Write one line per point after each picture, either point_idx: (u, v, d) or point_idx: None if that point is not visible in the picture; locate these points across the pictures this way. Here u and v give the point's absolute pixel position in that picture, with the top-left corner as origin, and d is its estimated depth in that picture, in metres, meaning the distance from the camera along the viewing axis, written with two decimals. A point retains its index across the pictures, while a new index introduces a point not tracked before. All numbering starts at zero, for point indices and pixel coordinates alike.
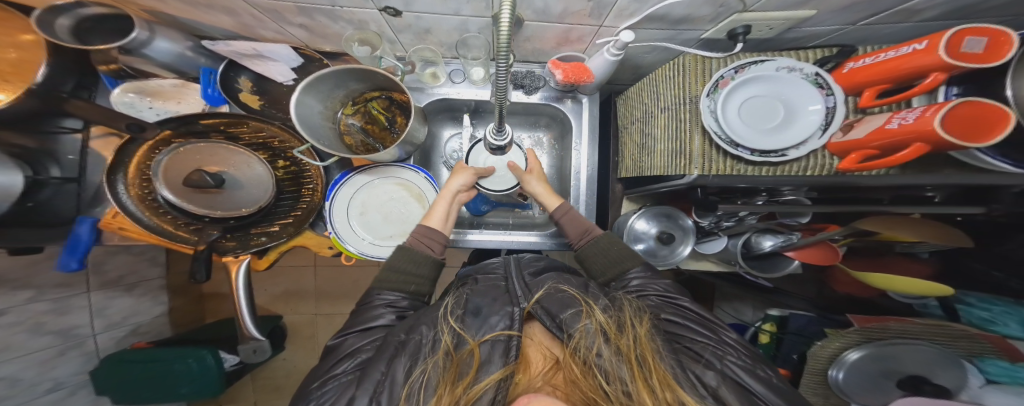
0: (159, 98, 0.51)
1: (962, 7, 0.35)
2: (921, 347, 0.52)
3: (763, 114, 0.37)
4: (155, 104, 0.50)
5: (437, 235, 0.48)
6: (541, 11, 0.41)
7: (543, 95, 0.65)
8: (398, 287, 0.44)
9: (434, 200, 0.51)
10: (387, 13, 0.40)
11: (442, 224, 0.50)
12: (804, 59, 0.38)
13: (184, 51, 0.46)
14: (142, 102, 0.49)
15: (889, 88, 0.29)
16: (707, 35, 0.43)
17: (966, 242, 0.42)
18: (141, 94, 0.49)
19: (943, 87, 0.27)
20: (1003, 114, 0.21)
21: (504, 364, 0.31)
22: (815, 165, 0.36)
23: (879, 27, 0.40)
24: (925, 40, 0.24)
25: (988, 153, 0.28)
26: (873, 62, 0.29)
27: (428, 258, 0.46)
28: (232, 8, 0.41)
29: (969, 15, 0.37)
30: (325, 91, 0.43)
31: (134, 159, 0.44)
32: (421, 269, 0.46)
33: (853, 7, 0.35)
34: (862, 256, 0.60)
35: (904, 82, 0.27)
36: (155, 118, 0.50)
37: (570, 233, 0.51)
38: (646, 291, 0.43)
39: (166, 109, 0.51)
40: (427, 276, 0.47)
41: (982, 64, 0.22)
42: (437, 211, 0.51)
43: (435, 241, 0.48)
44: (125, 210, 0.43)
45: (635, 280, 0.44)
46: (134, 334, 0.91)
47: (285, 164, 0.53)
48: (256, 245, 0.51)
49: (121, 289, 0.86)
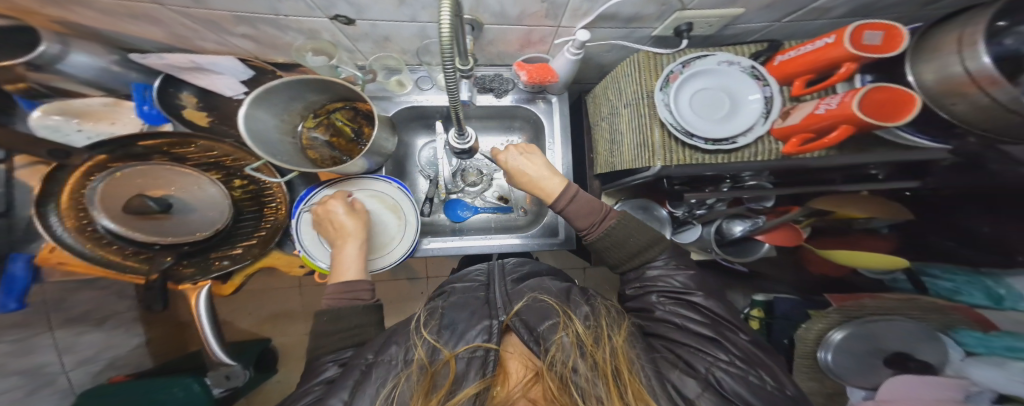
0: (89, 119, 0.48)
1: (861, 7, 0.40)
2: (898, 323, 0.60)
3: (712, 106, 0.39)
4: (84, 126, 0.47)
5: (359, 283, 0.40)
6: (499, 14, 0.41)
7: (514, 97, 0.65)
8: (338, 343, 0.37)
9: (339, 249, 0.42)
10: (339, 21, 0.39)
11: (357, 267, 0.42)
12: (739, 55, 0.41)
13: (109, 65, 0.44)
14: (70, 125, 0.46)
15: (814, 77, 0.32)
16: (657, 32, 0.44)
17: (905, 214, 0.46)
18: (68, 116, 0.46)
19: (857, 77, 0.31)
20: (908, 94, 0.23)
21: (480, 378, 0.31)
22: (764, 150, 0.38)
23: (801, 24, 0.44)
24: (833, 34, 0.26)
25: (908, 130, 0.32)
26: (796, 56, 0.32)
27: (359, 309, 0.38)
28: (158, 18, 0.38)
29: (870, 13, 0.42)
30: (279, 104, 0.40)
31: (66, 187, 0.40)
32: (355, 320, 0.38)
33: (776, 6, 0.38)
34: (827, 236, 0.64)
35: (824, 71, 0.30)
36: (85, 141, 0.47)
37: (580, 224, 0.43)
38: (654, 286, 0.41)
39: (98, 131, 0.48)
40: (369, 322, 0.39)
41: (882, 54, 0.24)
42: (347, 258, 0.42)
43: (361, 289, 0.40)
44: (61, 242, 0.39)
45: (659, 268, 0.41)
46: (112, 367, 0.72)
47: (242, 183, 0.50)
48: (218, 269, 0.48)
49: (90, 324, 0.67)
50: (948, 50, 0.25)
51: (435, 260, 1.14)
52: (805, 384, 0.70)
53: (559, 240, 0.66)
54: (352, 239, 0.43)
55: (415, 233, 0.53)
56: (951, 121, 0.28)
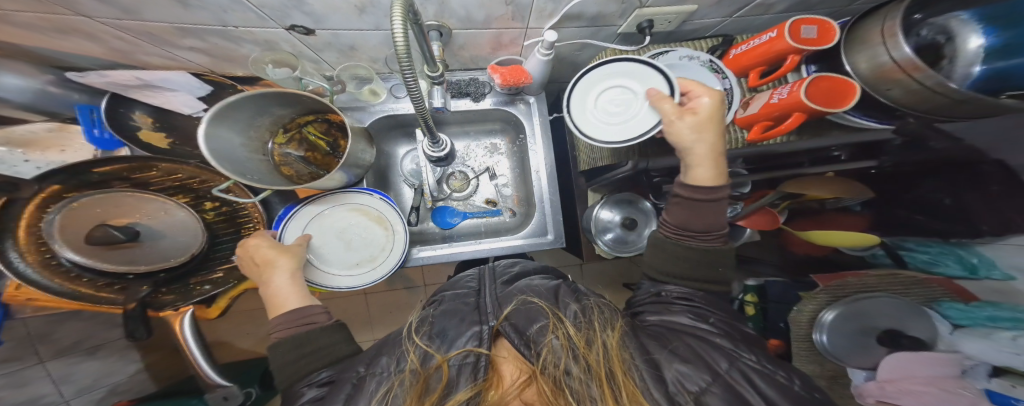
0: (35, 147, 0.46)
1: (802, 1, 0.42)
2: (883, 299, 0.63)
3: (679, 101, 0.38)
4: (31, 156, 0.45)
5: (310, 309, 0.38)
6: (465, 19, 0.41)
7: (492, 100, 0.65)
8: (309, 370, 0.33)
9: (273, 284, 0.40)
10: (297, 31, 0.38)
11: (299, 296, 0.40)
12: (698, 49, 0.42)
13: (45, 86, 0.44)
14: (14, 155, 0.44)
15: (766, 69, 0.33)
16: (622, 29, 0.44)
17: (867, 192, 0.48)
18: (10, 146, 0.44)
19: (803, 66, 0.33)
20: (846, 81, 0.24)
21: (472, 383, 0.28)
22: (730, 139, 0.38)
23: (752, 18, 0.46)
24: (773, 29, 0.27)
25: (854, 114, 0.33)
26: (746, 49, 0.32)
27: (319, 330, 0.36)
28: (91, 33, 0.38)
29: (811, 7, 0.45)
30: (243, 120, 0.39)
31: (22, 222, 0.38)
32: (321, 340, 0.35)
33: (726, 0, 0.39)
34: (804, 217, 0.66)
35: (773, 63, 0.31)
36: (33, 172, 0.45)
37: (697, 224, 0.35)
38: (692, 302, 0.34)
39: (47, 160, 0.46)
40: (335, 342, 0.36)
41: (817, 46, 0.25)
42: (285, 290, 0.40)
43: (311, 313, 0.38)
44: (24, 279, 0.37)
45: (679, 290, 0.35)
46: (113, 394, 0.70)
47: (213, 206, 0.49)
48: (199, 294, 0.47)
49: (85, 353, 0.65)
50: (874, 42, 0.26)
51: (431, 267, 1.13)
52: (806, 367, 0.72)
53: (549, 240, 0.66)
54: (281, 272, 0.41)
55: (404, 242, 0.52)
56: (891, 105, 0.29)
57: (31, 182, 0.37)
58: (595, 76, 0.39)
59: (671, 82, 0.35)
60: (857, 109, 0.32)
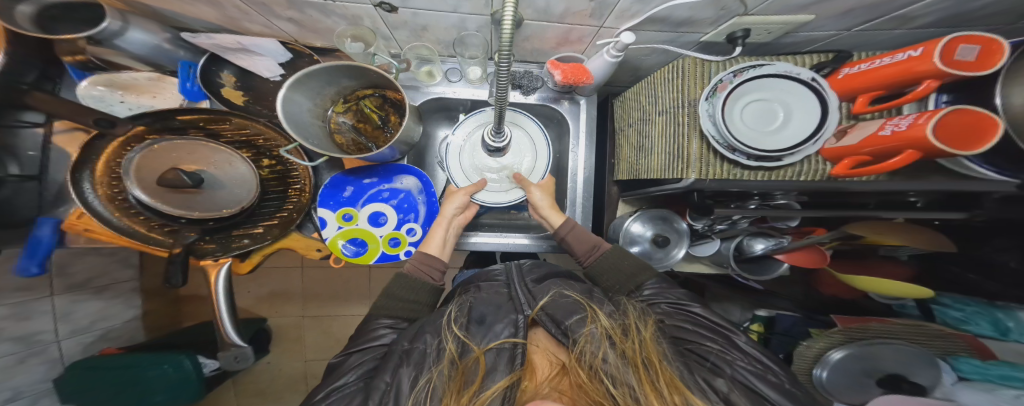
0: (131, 91, 0.49)
1: (952, 15, 0.38)
2: (896, 347, 0.53)
3: (764, 120, 0.37)
4: (127, 98, 0.48)
5: (437, 262, 0.47)
6: (542, 11, 0.40)
7: (541, 96, 0.64)
8: (393, 312, 0.43)
9: (432, 226, 0.50)
10: (382, 8, 0.38)
11: (439, 250, 0.48)
12: (801, 64, 0.40)
13: (161, 43, 0.44)
14: (113, 96, 0.47)
15: (882, 94, 0.31)
16: (707, 38, 0.44)
17: (939, 247, 0.46)
18: (111, 87, 0.47)
19: (934, 94, 0.31)
20: (992, 121, 0.23)
21: (509, 372, 0.31)
22: (809, 170, 0.38)
23: (876, 33, 0.43)
24: (920, 47, 0.25)
25: (973, 160, 0.31)
26: (868, 69, 0.31)
27: (426, 285, 0.46)
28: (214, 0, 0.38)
29: (956, 24, 0.41)
30: (314, 87, 0.40)
31: (103, 156, 0.41)
32: (419, 296, 0.45)
33: (846, 15, 0.38)
34: (845, 258, 0.63)
35: (896, 88, 0.29)
36: (127, 112, 0.48)
37: (578, 251, 0.51)
38: (660, 299, 0.45)
39: (139, 104, 0.49)
40: (426, 302, 0.46)
41: (970, 72, 0.23)
42: (434, 237, 0.49)
43: (434, 268, 0.47)
44: (92, 210, 0.40)
45: (650, 291, 0.46)
46: (103, 340, 0.80)
47: (270, 164, 0.51)
48: (238, 247, 0.48)
49: (90, 292, 0.74)
50: None
51: None
52: None
53: None
54: (442, 223, 0.50)
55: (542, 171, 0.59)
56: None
57: (126, 121, 0.41)
58: (748, 87, 0.37)
59: (828, 118, 0.34)
60: (973, 156, 0.31)
